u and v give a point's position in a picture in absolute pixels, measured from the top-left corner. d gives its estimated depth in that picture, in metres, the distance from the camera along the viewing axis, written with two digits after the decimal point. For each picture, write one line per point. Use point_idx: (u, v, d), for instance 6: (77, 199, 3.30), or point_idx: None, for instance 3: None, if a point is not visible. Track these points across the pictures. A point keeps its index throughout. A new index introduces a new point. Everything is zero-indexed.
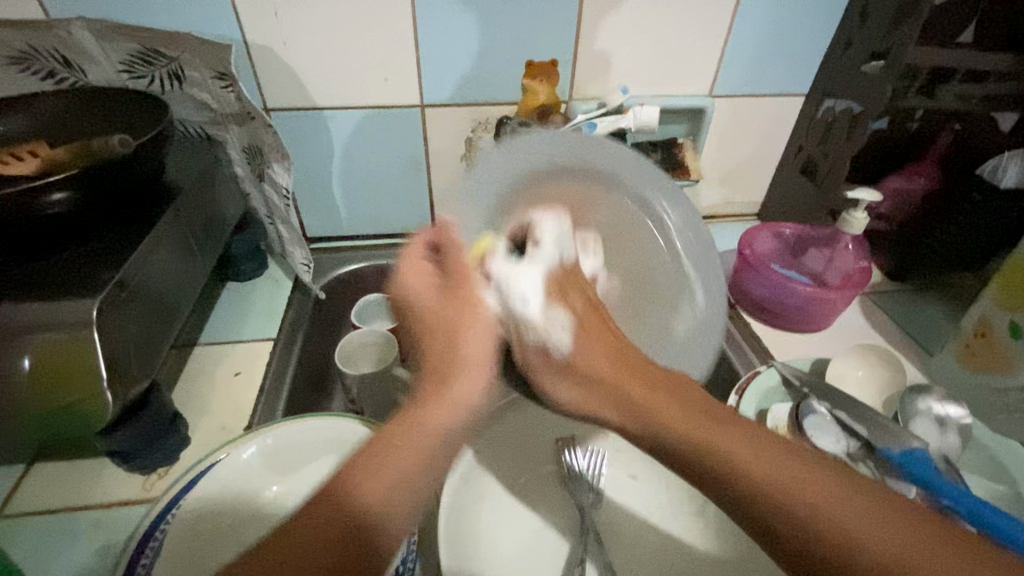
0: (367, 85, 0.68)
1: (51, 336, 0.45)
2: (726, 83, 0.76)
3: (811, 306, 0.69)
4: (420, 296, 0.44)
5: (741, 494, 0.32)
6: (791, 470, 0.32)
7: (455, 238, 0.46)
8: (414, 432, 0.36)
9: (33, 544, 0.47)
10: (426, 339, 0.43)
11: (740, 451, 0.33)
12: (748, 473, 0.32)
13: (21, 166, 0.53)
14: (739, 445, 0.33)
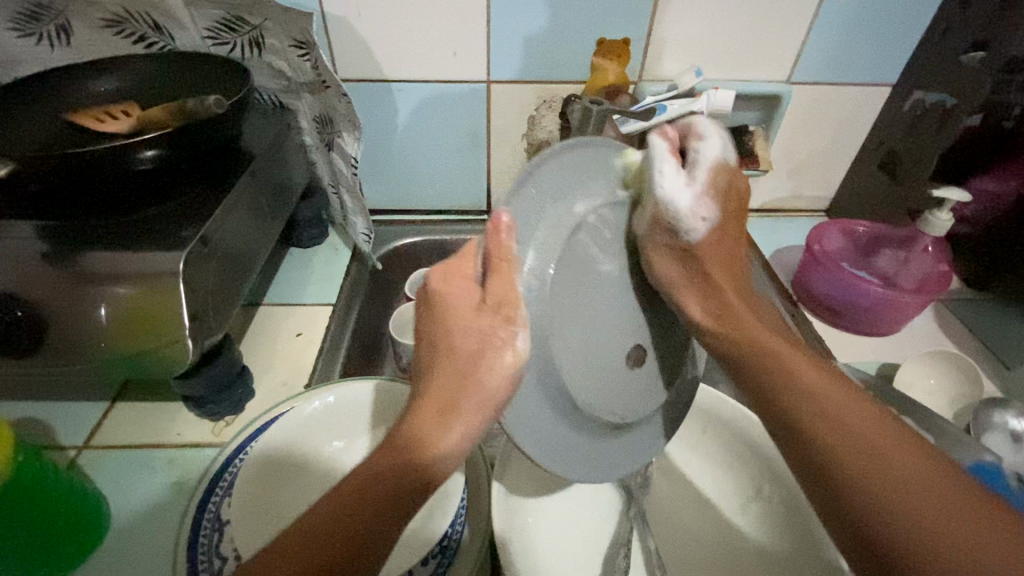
0: (435, 58, 0.68)
1: (122, 293, 0.49)
2: (806, 69, 0.72)
3: (880, 309, 0.66)
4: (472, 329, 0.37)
5: (822, 434, 0.36)
6: (889, 438, 0.34)
7: (506, 245, 0.35)
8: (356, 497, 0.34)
9: (116, 474, 0.51)
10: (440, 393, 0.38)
11: (837, 408, 0.37)
12: (827, 423, 0.36)
13: (115, 124, 0.56)
14: (834, 415, 0.36)
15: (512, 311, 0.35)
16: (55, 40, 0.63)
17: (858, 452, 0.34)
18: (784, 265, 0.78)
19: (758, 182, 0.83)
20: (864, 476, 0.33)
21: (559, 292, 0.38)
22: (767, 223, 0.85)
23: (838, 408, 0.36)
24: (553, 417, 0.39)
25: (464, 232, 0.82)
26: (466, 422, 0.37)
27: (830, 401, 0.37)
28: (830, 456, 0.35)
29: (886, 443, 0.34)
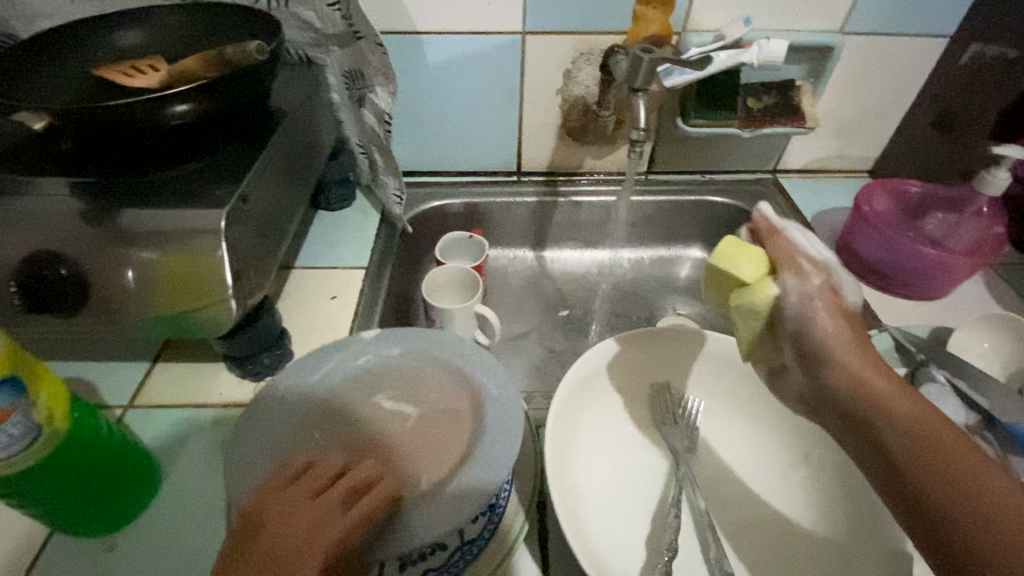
0: (468, 8, 0.65)
1: (163, 251, 0.48)
2: (861, 17, 0.68)
3: (931, 270, 0.64)
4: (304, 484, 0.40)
5: (873, 424, 0.34)
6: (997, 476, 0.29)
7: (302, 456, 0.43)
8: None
9: (158, 433, 0.52)
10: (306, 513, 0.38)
11: (948, 443, 0.31)
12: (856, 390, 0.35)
13: (144, 78, 0.54)
14: (923, 427, 0.32)
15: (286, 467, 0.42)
16: None
17: (913, 438, 0.32)
18: (826, 228, 0.76)
19: (802, 141, 0.80)
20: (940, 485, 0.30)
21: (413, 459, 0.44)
22: (808, 184, 0.83)
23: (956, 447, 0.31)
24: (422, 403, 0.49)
25: (495, 194, 0.80)
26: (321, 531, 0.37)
27: (942, 432, 0.32)
28: (888, 440, 0.33)
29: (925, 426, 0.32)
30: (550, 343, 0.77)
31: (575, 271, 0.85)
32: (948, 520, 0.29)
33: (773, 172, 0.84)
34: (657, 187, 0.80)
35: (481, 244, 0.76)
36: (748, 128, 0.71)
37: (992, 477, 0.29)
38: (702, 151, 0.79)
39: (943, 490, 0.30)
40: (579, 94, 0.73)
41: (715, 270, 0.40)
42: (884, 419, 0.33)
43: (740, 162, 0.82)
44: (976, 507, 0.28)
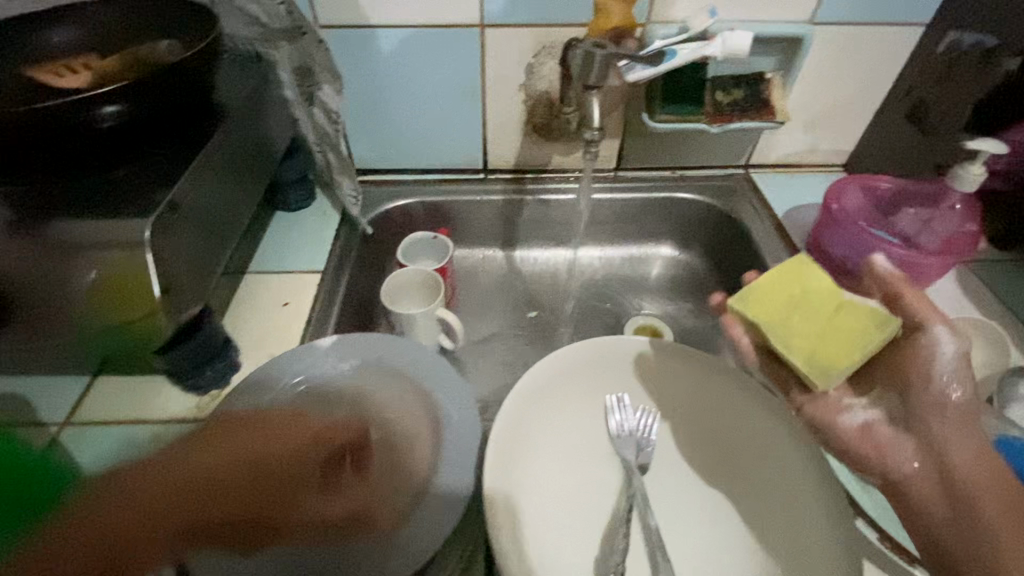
0: (423, 0, 0.62)
1: (90, 260, 0.46)
2: (832, 6, 0.65)
3: (899, 269, 0.62)
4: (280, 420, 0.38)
5: (947, 471, 0.38)
6: None
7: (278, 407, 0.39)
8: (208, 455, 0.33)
9: (95, 453, 0.50)
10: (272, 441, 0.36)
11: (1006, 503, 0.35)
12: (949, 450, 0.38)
13: (73, 78, 0.51)
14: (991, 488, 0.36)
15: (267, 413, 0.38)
16: None
17: (982, 496, 0.36)
18: (797, 225, 0.74)
19: (775, 136, 0.78)
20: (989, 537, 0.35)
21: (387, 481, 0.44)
22: (782, 180, 0.81)
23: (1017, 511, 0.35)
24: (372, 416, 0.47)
25: (459, 193, 0.78)
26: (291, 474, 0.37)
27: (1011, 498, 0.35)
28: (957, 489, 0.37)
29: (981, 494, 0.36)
30: (517, 346, 0.75)
31: (545, 270, 0.83)
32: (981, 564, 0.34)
33: (746, 167, 0.82)
34: (627, 183, 0.78)
35: (445, 245, 0.74)
36: (716, 123, 0.68)
37: None
38: (672, 146, 0.77)
39: (980, 550, 0.35)
40: (543, 89, 0.71)
41: (788, 294, 0.47)
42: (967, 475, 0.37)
43: (712, 158, 0.79)
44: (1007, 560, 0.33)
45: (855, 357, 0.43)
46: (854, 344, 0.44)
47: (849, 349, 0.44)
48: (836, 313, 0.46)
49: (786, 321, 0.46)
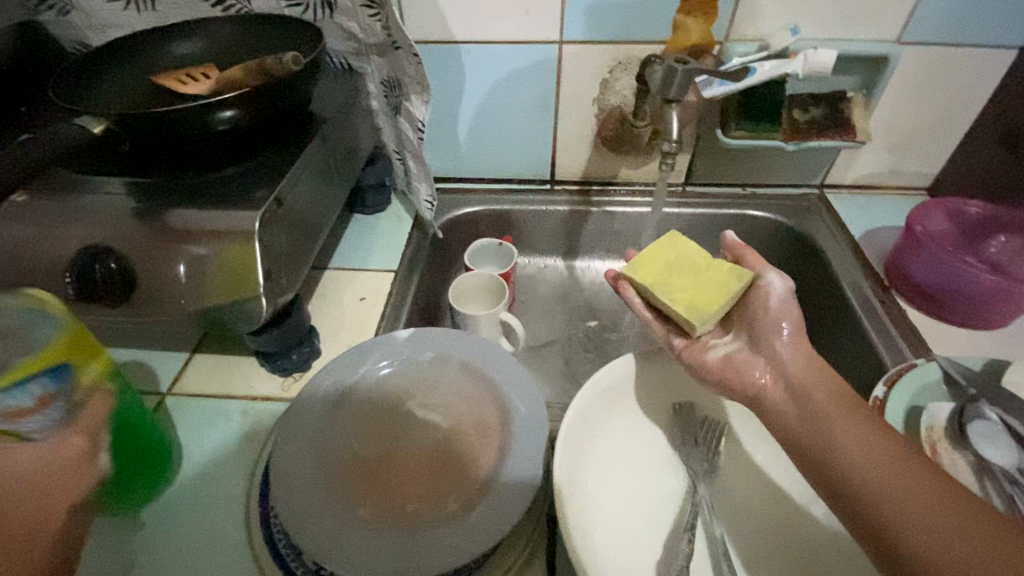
0: (506, 19, 0.66)
1: (204, 249, 0.50)
2: (921, 26, 0.64)
3: (988, 298, 0.59)
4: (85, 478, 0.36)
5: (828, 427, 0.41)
6: (895, 472, 0.37)
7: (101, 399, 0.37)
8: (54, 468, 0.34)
9: (189, 421, 0.54)
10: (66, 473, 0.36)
11: (868, 449, 0.39)
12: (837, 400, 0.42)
13: (195, 85, 0.57)
14: (848, 431, 0.40)
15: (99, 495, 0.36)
16: (140, 4, 0.67)
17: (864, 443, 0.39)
18: (874, 247, 0.72)
19: (852, 156, 0.76)
20: (875, 483, 0.37)
21: (455, 473, 0.43)
22: (859, 201, 0.78)
23: (882, 453, 0.38)
24: (446, 408, 0.48)
25: (527, 202, 0.80)
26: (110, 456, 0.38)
27: (867, 441, 0.39)
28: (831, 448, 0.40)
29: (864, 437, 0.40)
30: (576, 354, 0.76)
31: (606, 281, 0.84)
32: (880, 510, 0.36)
33: (820, 186, 0.80)
34: (694, 199, 0.78)
35: (511, 251, 0.76)
36: (791, 140, 0.68)
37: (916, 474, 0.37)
38: (743, 163, 0.77)
39: (876, 495, 0.37)
40: (616, 104, 0.72)
41: (661, 249, 0.54)
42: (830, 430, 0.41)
43: (784, 176, 0.78)
44: (884, 495, 0.36)
45: (722, 301, 0.49)
46: (720, 288, 0.50)
47: (716, 291, 0.49)
48: (706, 270, 0.52)
49: (666, 279, 0.51)
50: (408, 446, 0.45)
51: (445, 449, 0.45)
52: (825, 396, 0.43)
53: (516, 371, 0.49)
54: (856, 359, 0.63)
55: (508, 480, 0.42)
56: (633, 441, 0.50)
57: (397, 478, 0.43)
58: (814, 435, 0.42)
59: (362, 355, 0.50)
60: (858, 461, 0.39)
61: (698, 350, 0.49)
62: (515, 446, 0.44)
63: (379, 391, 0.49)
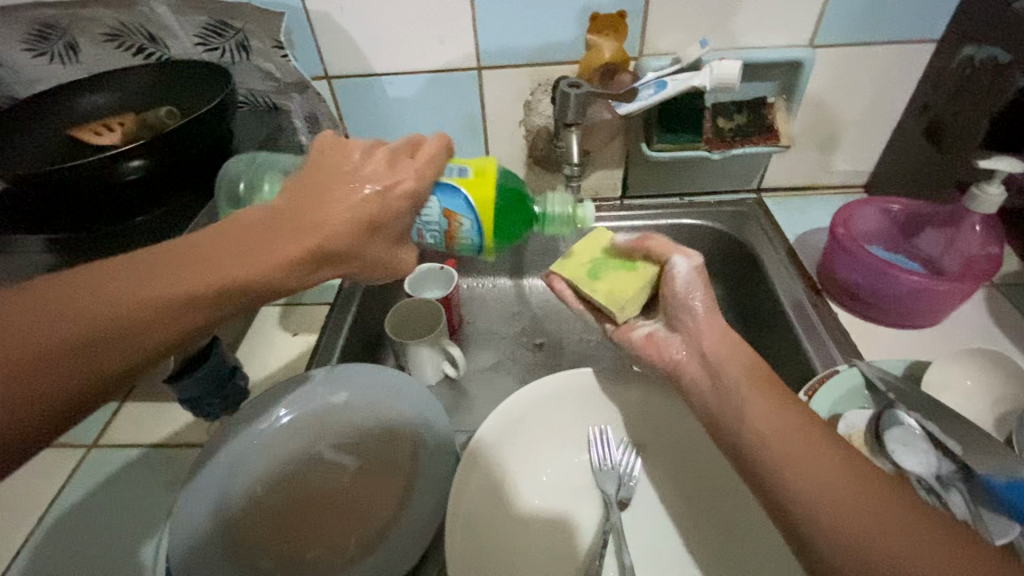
0: (421, 50, 0.66)
1: None
2: (833, 29, 0.64)
3: (914, 298, 0.58)
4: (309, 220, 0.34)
5: (753, 425, 0.39)
6: (832, 465, 0.35)
7: (434, 145, 0.42)
8: (235, 248, 0.32)
9: (112, 474, 0.54)
10: (245, 251, 0.32)
11: (793, 445, 0.37)
12: (763, 433, 0.39)
13: (109, 137, 0.58)
14: (776, 429, 0.38)
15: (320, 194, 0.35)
16: (64, 57, 0.68)
17: (792, 439, 0.37)
18: (809, 250, 0.71)
19: (785, 160, 0.76)
20: (802, 485, 0.35)
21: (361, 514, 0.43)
22: (796, 203, 0.78)
23: (814, 450, 0.36)
24: (359, 447, 0.48)
25: None
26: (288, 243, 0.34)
27: (799, 434, 0.37)
28: (762, 448, 0.38)
29: (816, 456, 0.36)
30: (522, 374, 0.76)
31: (553, 298, 0.84)
32: (809, 514, 0.34)
33: (757, 190, 0.80)
34: (632, 210, 0.78)
35: (451, 275, 0.76)
36: (717, 149, 0.68)
37: (851, 470, 0.35)
38: (677, 174, 0.77)
39: (802, 500, 0.35)
40: (542, 124, 0.73)
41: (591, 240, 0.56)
42: (753, 428, 0.39)
43: (721, 182, 0.78)
44: (813, 494, 0.34)
45: (640, 289, 0.50)
46: (639, 278, 0.51)
47: (634, 280, 0.50)
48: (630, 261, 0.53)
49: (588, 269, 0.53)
50: (316, 490, 0.45)
51: (356, 490, 0.45)
52: (752, 392, 0.41)
53: (427, 406, 0.49)
54: (790, 365, 0.62)
55: (409, 522, 0.41)
56: (550, 465, 0.50)
57: (303, 523, 0.43)
58: (744, 438, 0.39)
59: (275, 396, 0.50)
60: (783, 458, 0.37)
61: (625, 331, 0.52)
62: (416, 485, 0.44)
63: (291, 434, 0.49)
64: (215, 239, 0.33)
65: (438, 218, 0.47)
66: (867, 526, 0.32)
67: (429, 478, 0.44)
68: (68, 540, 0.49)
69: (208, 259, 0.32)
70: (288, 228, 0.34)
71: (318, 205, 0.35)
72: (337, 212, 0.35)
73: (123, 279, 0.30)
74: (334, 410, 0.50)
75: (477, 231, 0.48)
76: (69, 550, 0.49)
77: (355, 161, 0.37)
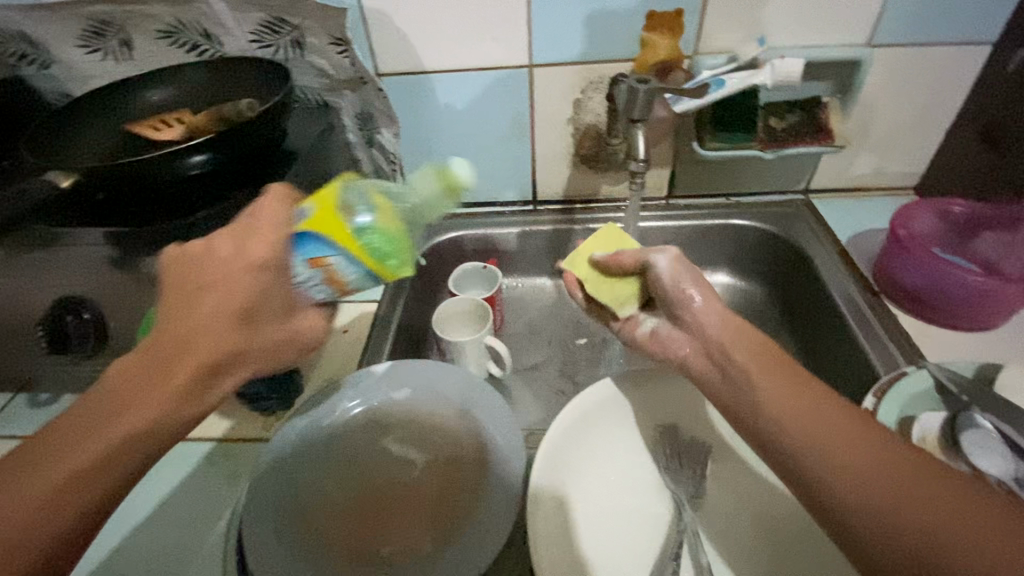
0: (474, 47, 0.66)
1: None
2: (892, 27, 0.63)
3: (979, 300, 0.58)
4: (186, 334, 0.33)
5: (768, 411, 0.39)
6: (857, 447, 0.34)
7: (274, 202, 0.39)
8: (135, 389, 0.32)
9: (170, 468, 0.54)
10: (134, 398, 0.31)
11: (813, 429, 0.36)
12: (819, 454, 0.35)
13: (168, 132, 0.58)
14: (793, 410, 0.37)
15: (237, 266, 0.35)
16: (118, 54, 0.69)
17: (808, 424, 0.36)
18: (861, 252, 0.70)
19: (835, 160, 0.75)
20: (830, 471, 0.34)
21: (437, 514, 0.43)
22: (845, 205, 0.78)
23: (835, 432, 0.35)
24: (426, 444, 0.48)
25: (510, 224, 0.80)
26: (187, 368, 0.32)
27: (815, 418, 0.36)
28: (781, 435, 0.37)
29: (839, 438, 0.35)
30: (567, 374, 0.75)
31: None
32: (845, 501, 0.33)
33: (805, 191, 0.79)
34: (678, 210, 0.77)
35: (495, 273, 0.75)
36: (769, 149, 0.67)
37: (877, 452, 0.34)
38: (724, 174, 0.76)
39: (833, 487, 0.34)
40: (590, 122, 0.72)
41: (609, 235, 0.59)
42: (769, 415, 0.38)
43: (768, 183, 0.78)
44: (845, 480, 0.33)
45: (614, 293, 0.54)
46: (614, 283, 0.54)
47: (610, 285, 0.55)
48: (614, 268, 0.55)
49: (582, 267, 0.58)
50: (386, 489, 0.45)
51: (427, 490, 0.45)
52: (768, 377, 0.40)
53: (493, 403, 0.48)
54: (848, 367, 0.61)
55: (486, 520, 0.41)
56: (617, 465, 0.49)
57: (376, 523, 0.43)
58: (763, 425, 0.39)
59: (336, 392, 0.49)
60: (802, 442, 0.36)
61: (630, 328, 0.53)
62: (489, 484, 0.43)
63: (356, 431, 0.48)
64: (126, 373, 0.32)
65: (308, 271, 0.41)
66: (906, 509, 0.31)
67: (502, 476, 0.43)
68: (130, 533, 0.49)
69: (104, 416, 0.31)
70: (200, 330, 0.33)
71: (196, 312, 0.33)
72: (212, 305, 0.34)
73: (70, 443, 0.30)
74: (397, 406, 0.50)
75: (354, 264, 0.43)
76: (134, 544, 0.48)
77: (238, 250, 0.36)
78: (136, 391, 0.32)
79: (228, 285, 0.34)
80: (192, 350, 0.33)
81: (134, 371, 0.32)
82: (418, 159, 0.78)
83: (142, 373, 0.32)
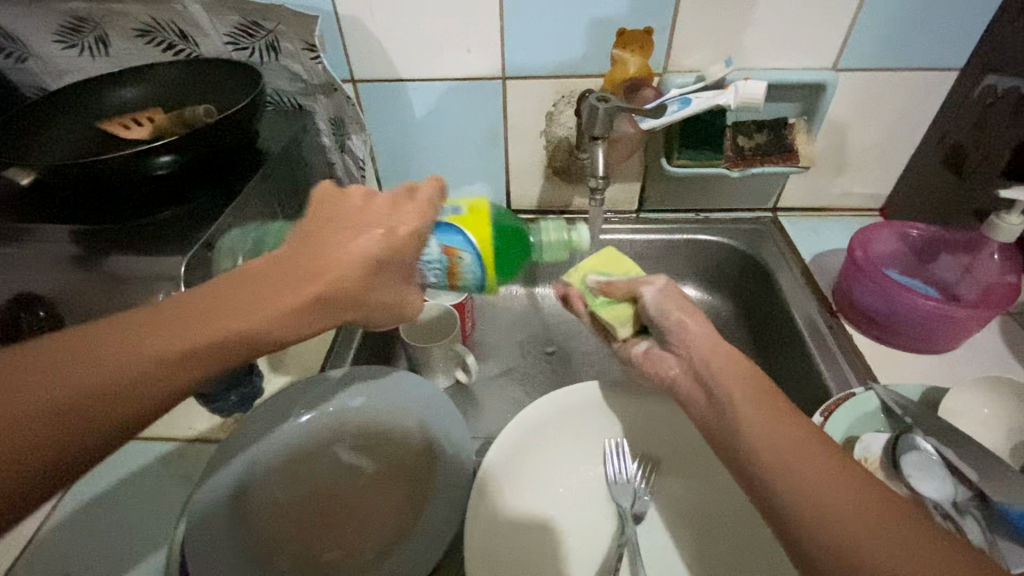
0: (449, 58, 0.67)
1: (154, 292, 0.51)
2: (856, 54, 0.65)
3: (930, 323, 0.59)
4: (287, 268, 0.36)
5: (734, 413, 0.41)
6: (814, 450, 0.36)
7: (428, 194, 0.42)
8: (224, 304, 0.34)
9: (122, 467, 0.54)
10: (221, 310, 0.34)
11: (778, 431, 0.38)
12: (774, 448, 0.37)
13: (137, 131, 0.58)
14: (759, 415, 0.40)
15: (332, 228, 0.38)
16: (94, 50, 0.69)
17: (773, 426, 0.38)
18: (824, 271, 0.72)
19: (804, 180, 0.77)
20: (783, 467, 0.36)
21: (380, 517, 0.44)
22: (812, 224, 0.79)
23: (797, 436, 0.37)
24: (376, 449, 0.48)
25: None
26: (280, 298, 0.35)
27: (779, 420, 0.39)
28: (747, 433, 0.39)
29: (799, 442, 0.37)
30: (533, 383, 0.76)
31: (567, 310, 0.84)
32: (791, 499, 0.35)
33: (773, 210, 0.80)
34: (647, 224, 0.78)
35: None
36: (737, 167, 0.69)
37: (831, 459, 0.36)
38: (695, 190, 0.77)
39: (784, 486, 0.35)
40: (563, 135, 0.73)
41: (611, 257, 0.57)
42: (737, 417, 0.40)
43: (737, 200, 0.79)
44: (794, 478, 0.35)
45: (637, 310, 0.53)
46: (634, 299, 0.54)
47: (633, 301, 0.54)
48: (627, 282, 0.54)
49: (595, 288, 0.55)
50: (332, 493, 0.46)
51: (372, 496, 0.45)
52: (739, 387, 0.42)
53: (448, 413, 0.49)
54: (804, 385, 0.62)
55: (427, 529, 0.41)
56: (566, 480, 0.50)
57: (319, 527, 0.43)
58: (730, 426, 0.41)
59: (289, 393, 0.50)
60: (764, 440, 0.38)
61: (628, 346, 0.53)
62: (433, 492, 0.44)
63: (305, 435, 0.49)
64: (215, 289, 0.35)
65: (438, 256, 0.47)
66: (842, 512, 0.32)
67: (450, 483, 0.44)
68: (78, 531, 0.49)
69: (194, 316, 0.33)
70: (296, 273, 0.36)
71: (314, 257, 0.37)
72: (326, 258, 0.37)
73: (152, 334, 0.32)
74: (350, 412, 0.50)
75: (477, 265, 0.48)
76: (80, 543, 0.48)
77: (359, 206, 0.39)
78: (233, 298, 0.34)
79: (346, 239, 0.38)
80: (290, 286, 0.35)
81: (230, 289, 0.35)
82: (393, 164, 0.78)
83: (237, 292, 0.35)
